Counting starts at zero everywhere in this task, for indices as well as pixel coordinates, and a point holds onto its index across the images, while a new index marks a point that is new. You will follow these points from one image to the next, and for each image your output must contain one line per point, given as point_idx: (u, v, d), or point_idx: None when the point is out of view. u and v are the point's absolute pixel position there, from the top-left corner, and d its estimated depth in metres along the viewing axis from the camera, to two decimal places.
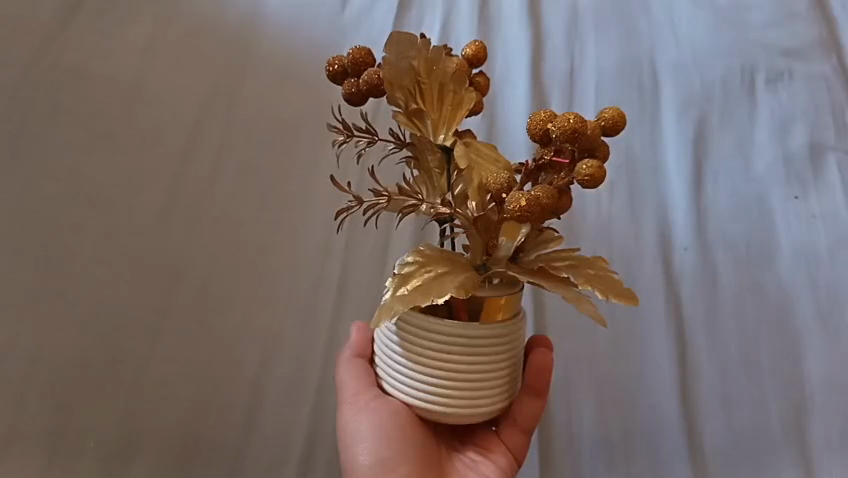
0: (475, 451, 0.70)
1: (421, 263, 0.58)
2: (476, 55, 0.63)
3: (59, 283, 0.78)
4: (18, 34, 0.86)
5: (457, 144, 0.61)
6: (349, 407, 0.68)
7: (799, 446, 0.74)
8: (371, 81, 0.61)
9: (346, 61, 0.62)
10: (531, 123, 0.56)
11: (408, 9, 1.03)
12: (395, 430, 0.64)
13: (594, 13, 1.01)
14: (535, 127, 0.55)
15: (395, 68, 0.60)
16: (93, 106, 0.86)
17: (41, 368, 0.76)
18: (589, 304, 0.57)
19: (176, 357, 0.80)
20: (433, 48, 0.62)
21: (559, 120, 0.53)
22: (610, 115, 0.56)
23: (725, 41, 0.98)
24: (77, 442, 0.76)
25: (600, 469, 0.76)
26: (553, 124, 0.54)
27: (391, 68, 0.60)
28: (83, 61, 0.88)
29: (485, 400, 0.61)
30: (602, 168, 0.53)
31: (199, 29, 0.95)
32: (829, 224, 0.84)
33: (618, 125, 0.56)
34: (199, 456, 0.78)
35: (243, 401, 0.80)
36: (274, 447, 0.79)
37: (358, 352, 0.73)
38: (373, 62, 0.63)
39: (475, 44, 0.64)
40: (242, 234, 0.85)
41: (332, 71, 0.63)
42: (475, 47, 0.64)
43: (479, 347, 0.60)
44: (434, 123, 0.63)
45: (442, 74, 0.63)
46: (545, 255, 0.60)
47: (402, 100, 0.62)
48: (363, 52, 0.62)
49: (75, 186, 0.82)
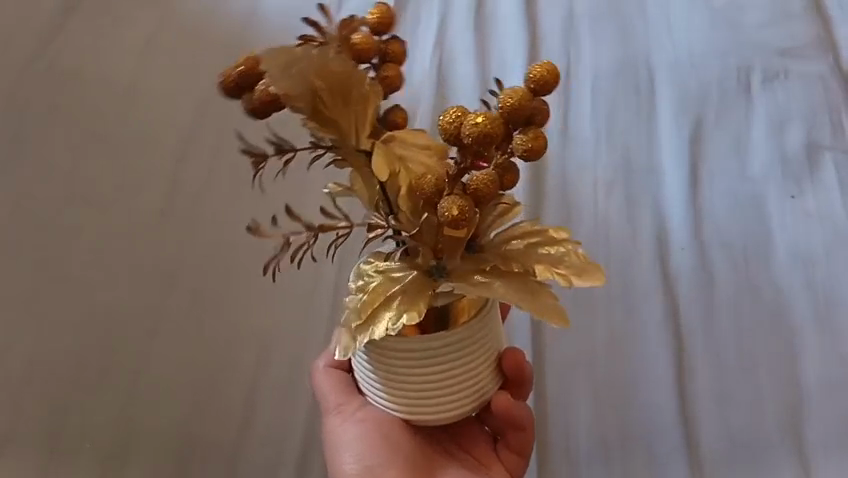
0: (474, 463, 0.69)
1: (373, 285, 0.60)
2: (382, 23, 0.56)
3: (56, 283, 0.79)
4: (27, 57, 0.95)
5: (376, 145, 0.55)
6: (334, 417, 0.68)
7: (796, 447, 0.72)
8: (266, 98, 0.51)
9: (231, 71, 0.52)
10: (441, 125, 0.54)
11: (404, 11, 1.06)
12: (385, 435, 0.65)
13: (590, 16, 1.05)
14: (444, 131, 0.54)
15: (290, 76, 0.50)
16: (91, 108, 0.91)
17: (37, 368, 0.74)
18: (548, 298, 0.59)
19: (170, 357, 0.77)
20: (320, 51, 0.51)
21: (467, 125, 0.52)
22: (539, 72, 0.54)
23: (720, 43, 1.00)
24: (72, 443, 0.71)
25: (599, 471, 0.72)
26: (462, 128, 0.53)
27: (286, 79, 0.50)
28: (80, 66, 0.95)
29: (433, 402, 0.62)
30: (538, 140, 0.53)
31: (198, 32, 1.02)
32: (825, 224, 0.84)
33: (547, 84, 0.54)
34: (195, 457, 0.72)
35: (239, 406, 0.75)
36: (271, 449, 0.73)
37: (332, 361, 0.72)
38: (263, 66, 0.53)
39: (378, 9, 0.56)
40: (237, 233, 0.85)
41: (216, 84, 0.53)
42: (377, 12, 0.56)
43: (416, 354, 0.60)
44: (353, 127, 0.54)
45: (340, 77, 0.52)
46: (503, 239, 0.62)
47: (305, 109, 0.52)
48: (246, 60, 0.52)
49: (72, 189, 0.85)
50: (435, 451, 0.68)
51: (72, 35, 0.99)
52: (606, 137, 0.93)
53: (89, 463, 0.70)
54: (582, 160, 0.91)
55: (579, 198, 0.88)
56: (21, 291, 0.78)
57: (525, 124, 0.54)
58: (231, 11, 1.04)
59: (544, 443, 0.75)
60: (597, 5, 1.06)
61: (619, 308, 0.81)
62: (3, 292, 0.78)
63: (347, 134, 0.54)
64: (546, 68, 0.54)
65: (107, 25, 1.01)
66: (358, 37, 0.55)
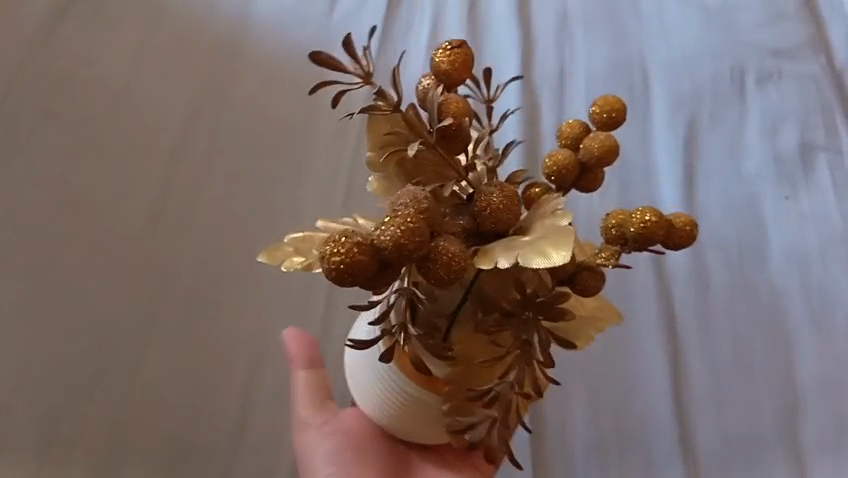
0: (455, 456, 0.71)
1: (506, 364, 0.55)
2: (452, 66, 0.54)
3: (45, 289, 0.78)
4: (10, 51, 0.91)
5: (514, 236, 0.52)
6: (306, 430, 0.70)
7: (791, 446, 0.73)
8: (454, 274, 0.48)
9: (392, 249, 0.46)
10: (652, 223, 0.53)
11: (398, 8, 1.03)
12: (359, 449, 0.69)
13: (583, 16, 1.03)
14: (650, 230, 0.53)
15: (508, 260, 0.49)
16: (82, 109, 0.89)
17: (29, 375, 0.74)
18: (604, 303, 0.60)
19: (163, 364, 0.77)
20: (552, 237, 0.49)
21: (678, 231, 0.54)
22: (610, 112, 0.57)
23: (714, 41, 1.00)
24: (66, 451, 0.72)
25: (593, 471, 0.73)
26: (672, 230, 0.54)
27: (514, 260, 0.49)
28: (73, 62, 0.93)
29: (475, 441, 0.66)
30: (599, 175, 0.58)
31: (189, 29, 0.99)
32: (818, 224, 0.84)
33: (617, 118, 0.57)
34: (190, 461, 0.74)
35: (234, 410, 0.76)
36: (265, 453, 0.75)
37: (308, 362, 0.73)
38: (426, 229, 0.47)
39: (451, 53, 0.54)
40: (229, 238, 0.84)
41: (344, 272, 0.46)
42: (447, 57, 0.54)
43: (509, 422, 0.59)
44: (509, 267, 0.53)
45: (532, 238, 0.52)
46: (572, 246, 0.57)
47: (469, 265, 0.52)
48: (414, 242, 0.46)
49: (61, 192, 0.83)
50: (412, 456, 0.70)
51: (56, 26, 0.95)
52: None
53: (97, 467, 0.72)
54: None
55: (572, 195, 0.87)
56: (20, 295, 0.77)
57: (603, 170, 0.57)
58: (222, 9, 1.02)
59: (539, 443, 0.75)
60: (591, 4, 1.04)
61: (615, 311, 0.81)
62: (3, 295, 0.77)
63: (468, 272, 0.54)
64: (617, 105, 0.57)
65: (93, 19, 0.97)
66: (451, 112, 0.53)
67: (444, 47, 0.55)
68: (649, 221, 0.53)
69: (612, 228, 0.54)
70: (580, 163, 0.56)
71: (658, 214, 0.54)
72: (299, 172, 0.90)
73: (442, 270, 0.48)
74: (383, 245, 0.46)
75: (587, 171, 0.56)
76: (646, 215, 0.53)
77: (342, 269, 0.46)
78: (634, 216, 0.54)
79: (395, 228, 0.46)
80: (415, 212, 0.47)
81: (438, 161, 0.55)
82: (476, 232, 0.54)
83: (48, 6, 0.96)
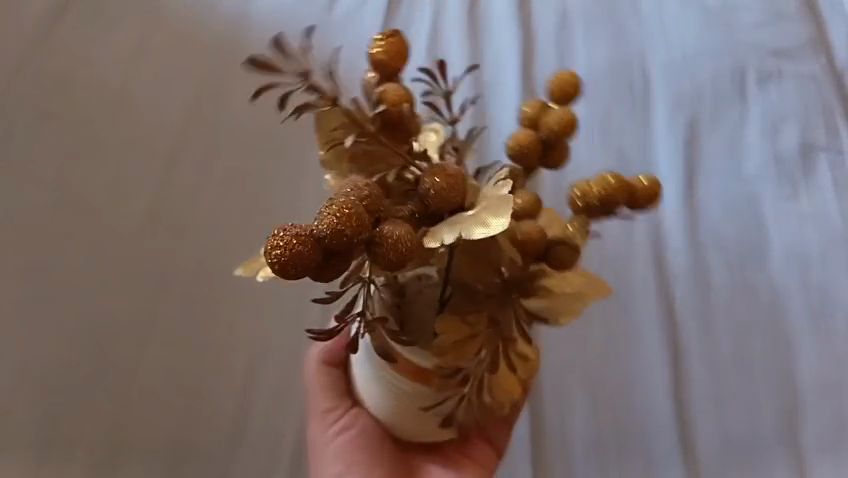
0: (455, 450, 0.70)
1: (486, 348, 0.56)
2: (389, 56, 0.54)
3: (44, 290, 0.78)
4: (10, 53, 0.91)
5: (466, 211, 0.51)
6: (318, 426, 0.71)
7: (792, 446, 0.73)
8: (403, 253, 0.46)
9: (330, 237, 0.44)
10: (615, 187, 0.54)
11: (398, 9, 1.03)
12: (366, 448, 0.68)
13: (584, 16, 1.03)
14: (616, 193, 0.54)
15: (452, 235, 0.48)
16: (81, 110, 0.90)
17: (27, 375, 0.74)
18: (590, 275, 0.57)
19: (161, 364, 0.77)
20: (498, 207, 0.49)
21: (641, 191, 0.55)
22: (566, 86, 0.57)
23: (715, 40, 1.00)
24: (65, 450, 0.72)
25: (592, 471, 0.73)
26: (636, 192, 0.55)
27: (457, 235, 0.48)
28: (72, 63, 0.93)
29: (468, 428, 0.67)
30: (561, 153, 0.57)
31: (188, 30, 0.99)
32: (818, 225, 0.84)
33: (570, 93, 0.57)
34: (188, 460, 0.74)
35: (233, 410, 0.76)
36: (265, 450, 0.75)
37: (325, 359, 0.72)
38: (363, 214, 0.45)
39: (387, 44, 0.54)
40: (228, 237, 0.84)
41: (285, 267, 0.44)
42: (383, 48, 0.54)
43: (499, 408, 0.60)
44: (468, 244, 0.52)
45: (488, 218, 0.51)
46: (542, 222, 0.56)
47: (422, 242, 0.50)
48: (352, 225, 0.44)
49: (59, 193, 0.83)
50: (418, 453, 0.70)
51: (56, 29, 0.95)
52: (603, 136, 0.92)
53: (97, 467, 0.72)
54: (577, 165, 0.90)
55: None
56: (20, 294, 0.77)
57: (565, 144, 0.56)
58: (222, 8, 1.02)
59: (539, 442, 0.75)
60: (590, 4, 1.04)
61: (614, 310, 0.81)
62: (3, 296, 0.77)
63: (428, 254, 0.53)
64: (569, 79, 0.57)
65: (92, 20, 0.98)
66: (391, 97, 0.53)
67: (377, 39, 0.54)
68: (613, 185, 0.54)
69: (578, 199, 0.55)
70: (542, 139, 0.55)
71: (620, 178, 0.55)
72: (298, 173, 0.89)
73: (391, 251, 0.46)
74: (321, 237, 0.44)
75: (551, 146, 0.55)
76: (612, 181, 0.54)
77: (283, 263, 0.44)
78: (597, 183, 0.54)
79: (330, 214, 0.44)
80: (350, 200, 0.45)
81: (387, 151, 0.54)
82: (428, 216, 0.51)
83: (47, 7, 0.97)
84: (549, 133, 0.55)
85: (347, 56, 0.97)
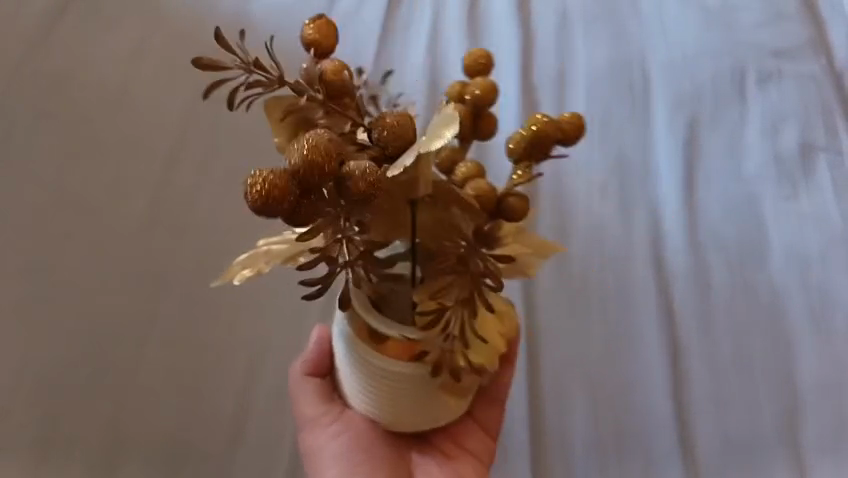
0: (445, 438, 0.72)
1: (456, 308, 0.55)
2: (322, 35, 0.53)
3: (44, 290, 0.78)
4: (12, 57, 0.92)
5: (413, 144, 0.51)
6: (313, 429, 0.70)
7: (791, 446, 0.73)
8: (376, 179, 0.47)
9: (301, 168, 0.45)
10: (540, 125, 0.54)
11: (398, 9, 1.03)
12: (364, 447, 0.68)
13: (583, 16, 1.03)
14: (542, 130, 0.54)
15: (409, 157, 0.48)
16: (81, 111, 0.90)
17: (27, 375, 0.74)
18: (537, 235, 0.59)
19: (161, 363, 0.76)
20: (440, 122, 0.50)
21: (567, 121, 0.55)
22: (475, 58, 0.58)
23: (714, 40, 1.00)
24: (63, 450, 0.72)
25: (593, 470, 0.73)
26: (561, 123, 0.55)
27: (414, 154, 0.48)
28: (73, 67, 0.93)
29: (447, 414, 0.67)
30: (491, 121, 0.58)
31: (188, 30, 0.99)
32: (818, 225, 0.84)
33: (484, 62, 0.58)
34: (186, 459, 0.73)
35: (232, 409, 0.75)
36: (264, 449, 0.74)
37: (309, 370, 0.73)
38: (334, 148, 0.46)
39: (317, 24, 0.53)
40: (227, 236, 0.84)
41: (264, 200, 0.44)
42: (314, 29, 0.52)
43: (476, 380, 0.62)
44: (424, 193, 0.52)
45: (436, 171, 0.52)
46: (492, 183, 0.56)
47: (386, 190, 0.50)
48: (322, 156, 0.45)
49: (59, 194, 0.84)
50: (411, 445, 0.71)
51: (58, 34, 0.96)
52: (603, 136, 0.92)
53: (96, 467, 0.71)
54: (576, 165, 0.90)
55: (573, 198, 0.88)
56: (21, 295, 0.77)
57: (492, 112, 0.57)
58: (222, 9, 1.02)
59: (539, 442, 0.75)
60: (590, 4, 1.04)
61: (612, 310, 0.81)
62: (3, 296, 0.77)
63: (397, 203, 0.53)
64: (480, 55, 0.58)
65: (93, 23, 0.98)
66: (328, 68, 0.51)
67: (305, 24, 0.53)
68: (543, 126, 0.54)
69: (513, 149, 0.55)
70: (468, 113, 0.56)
71: (545, 117, 0.55)
72: None
73: (360, 180, 0.46)
74: (296, 168, 0.45)
75: (477, 116, 0.56)
76: (537, 121, 0.54)
77: (260, 198, 0.44)
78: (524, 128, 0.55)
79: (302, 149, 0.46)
80: (321, 136, 0.47)
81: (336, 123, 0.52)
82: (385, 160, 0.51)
83: (46, 7, 0.99)
84: (471, 103, 0.55)
85: (347, 57, 0.97)
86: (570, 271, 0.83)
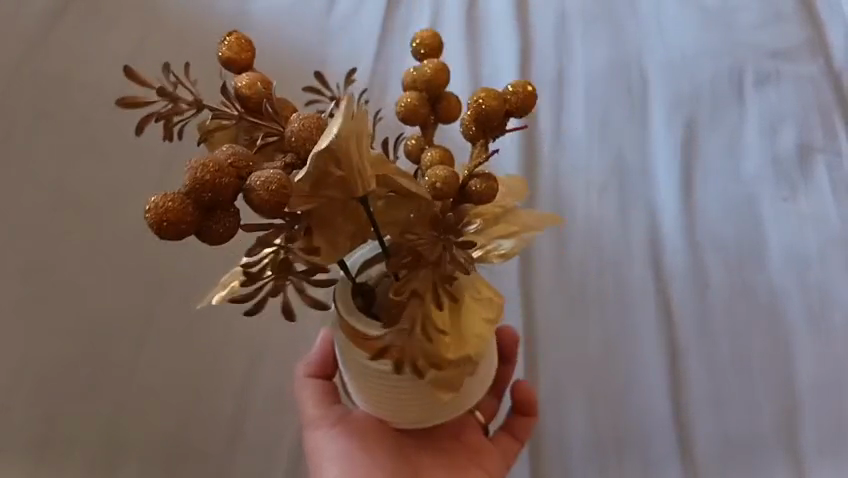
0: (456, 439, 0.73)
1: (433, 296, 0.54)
2: (239, 49, 0.53)
3: (44, 291, 0.78)
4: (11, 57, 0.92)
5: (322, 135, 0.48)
6: (316, 431, 0.71)
7: (790, 446, 0.73)
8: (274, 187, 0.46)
9: (194, 187, 0.46)
10: (487, 100, 0.55)
11: (397, 8, 1.03)
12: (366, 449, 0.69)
13: (582, 16, 1.03)
14: (491, 105, 0.55)
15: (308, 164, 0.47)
16: (79, 112, 0.90)
17: (27, 375, 0.74)
18: (523, 214, 0.62)
19: (159, 363, 0.76)
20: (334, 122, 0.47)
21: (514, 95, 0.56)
22: (426, 40, 0.58)
23: (713, 41, 1.00)
24: (62, 450, 0.72)
25: (591, 470, 0.74)
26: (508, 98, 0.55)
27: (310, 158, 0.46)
28: (71, 67, 0.93)
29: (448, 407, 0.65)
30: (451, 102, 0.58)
31: (187, 30, 0.99)
32: (818, 224, 0.84)
33: (434, 44, 0.58)
34: (185, 459, 0.73)
35: (230, 409, 0.75)
36: (263, 449, 0.74)
37: (311, 371, 0.74)
38: (226, 162, 0.47)
39: (232, 41, 0.53)
40: None
41: (159, 223, 0.46)
42: (229, 45, 0.53)
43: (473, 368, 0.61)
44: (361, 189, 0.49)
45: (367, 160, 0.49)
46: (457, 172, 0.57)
47: (309, 204, 0.49)
48: (207, 170, 0.46)
49: (58, 194, 0.84)
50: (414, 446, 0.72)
51: (57, 35, 0.96)
52: (602, 136, 0.92)
53: (96, 467, 0.71)
54: (574, 164, 0.90)
55: (572, 199, 0.88)
56: (21, 295, 0.78)
57: (451, 94, 0.57)
58: (221, 9, 1.02)
59: (538, 441, 0.76)
60: (590, 4, 1.04)
61: (611, 310, 0.81)
62: (3, 296, 0.78)
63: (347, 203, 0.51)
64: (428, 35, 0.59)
65: (92, 24, 0.98)
66: (242, 82, 0.52)
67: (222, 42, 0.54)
68: (492, 100, 0.55)
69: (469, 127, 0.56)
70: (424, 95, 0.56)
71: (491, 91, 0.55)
72: None
73: (257, 189, 0.46)
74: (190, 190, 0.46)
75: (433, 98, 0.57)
76: (484, 95, 0.55)
77: (161, 224, 0.46)
78: (473, 105, 0.55)
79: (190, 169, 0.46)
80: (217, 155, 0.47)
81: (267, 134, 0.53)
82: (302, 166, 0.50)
83: (45, 7, 0.99)
84: (424, 85, 0.56)
85: (346, 58, 0.97)
86: (569, 277, 0.83)
